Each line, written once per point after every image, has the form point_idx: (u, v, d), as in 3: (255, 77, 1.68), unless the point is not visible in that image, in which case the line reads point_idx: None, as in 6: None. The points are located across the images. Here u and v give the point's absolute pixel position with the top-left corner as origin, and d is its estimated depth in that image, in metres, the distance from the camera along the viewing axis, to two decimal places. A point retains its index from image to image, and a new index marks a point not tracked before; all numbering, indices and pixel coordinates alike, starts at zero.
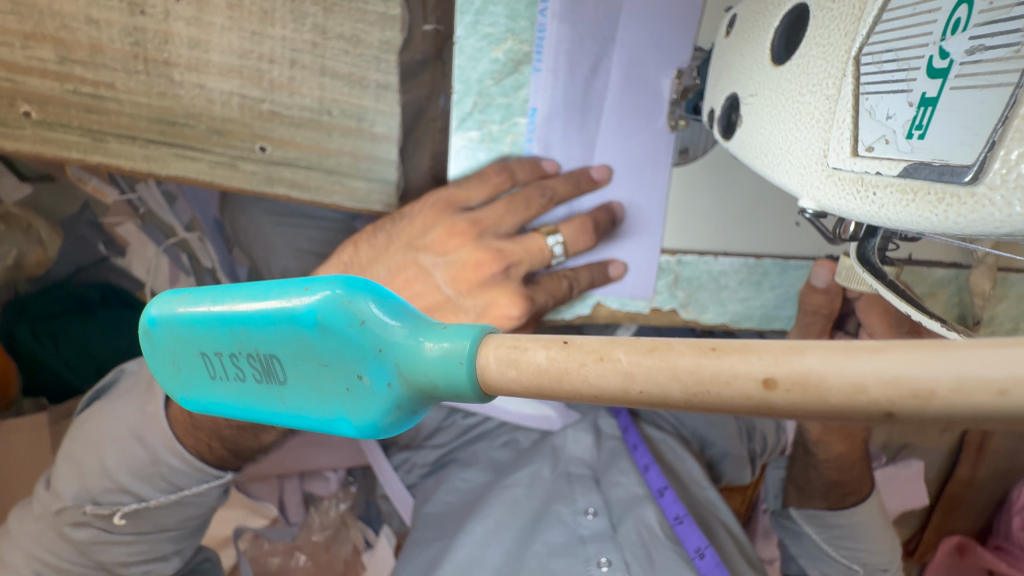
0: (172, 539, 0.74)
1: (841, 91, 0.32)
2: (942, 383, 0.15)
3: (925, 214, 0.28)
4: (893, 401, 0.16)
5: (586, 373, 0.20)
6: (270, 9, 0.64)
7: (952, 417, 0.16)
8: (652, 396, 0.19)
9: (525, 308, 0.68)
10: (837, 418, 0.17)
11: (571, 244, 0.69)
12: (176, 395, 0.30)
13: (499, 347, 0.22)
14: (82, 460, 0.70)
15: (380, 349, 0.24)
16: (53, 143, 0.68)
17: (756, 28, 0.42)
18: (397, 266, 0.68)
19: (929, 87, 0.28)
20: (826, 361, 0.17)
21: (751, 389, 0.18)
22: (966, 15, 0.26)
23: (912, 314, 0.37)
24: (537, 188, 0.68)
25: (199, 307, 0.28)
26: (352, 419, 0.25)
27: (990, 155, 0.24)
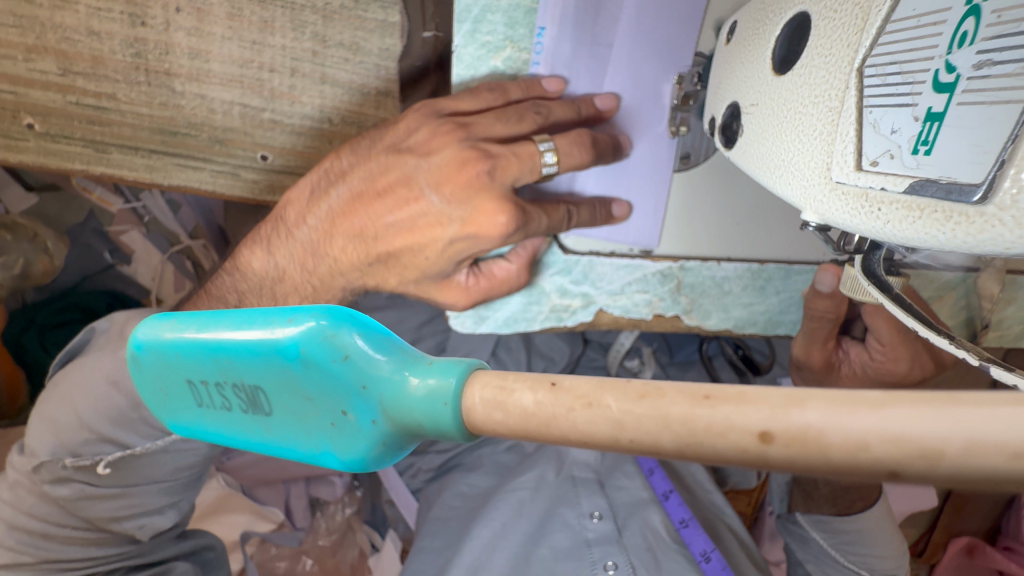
0: (166, 492, 0.71)
1: (845, 104, 0.31)
2: (952, 444, 0.15)
3: (932, 232, 0.27)
4: (898, 460, 0.16)
5: (575, 419, 0.19)
6: (270, 18, 0.64)
7: (963, 480, 0.15)
8: (643, 444, 0.18)
9: (516, 218, 0.60)
10: (837, 474, 0.17)
11: (565, 156, 0.59)
12: (165, 421, 0.30)
13: (485, 388, 0.21)
14: (57, 416, 0.65)
15: (364, 386, 0.24)
16: (57, 154, 0.70)
17: (757, 34, 0.41)
18: (380, 173, 0.63)
19: (936, 102, 0.27)
20: (827, 417, 0.16)
21: (747, 443, 0.17)
22: (973, 28, 0.25)
23: (918, 328, 0.35)
24: (532, 105, 0.61)
25: (185, 334, 0.27)
26: (338, 453, 0.25)
27: (999, 175, 0.24)
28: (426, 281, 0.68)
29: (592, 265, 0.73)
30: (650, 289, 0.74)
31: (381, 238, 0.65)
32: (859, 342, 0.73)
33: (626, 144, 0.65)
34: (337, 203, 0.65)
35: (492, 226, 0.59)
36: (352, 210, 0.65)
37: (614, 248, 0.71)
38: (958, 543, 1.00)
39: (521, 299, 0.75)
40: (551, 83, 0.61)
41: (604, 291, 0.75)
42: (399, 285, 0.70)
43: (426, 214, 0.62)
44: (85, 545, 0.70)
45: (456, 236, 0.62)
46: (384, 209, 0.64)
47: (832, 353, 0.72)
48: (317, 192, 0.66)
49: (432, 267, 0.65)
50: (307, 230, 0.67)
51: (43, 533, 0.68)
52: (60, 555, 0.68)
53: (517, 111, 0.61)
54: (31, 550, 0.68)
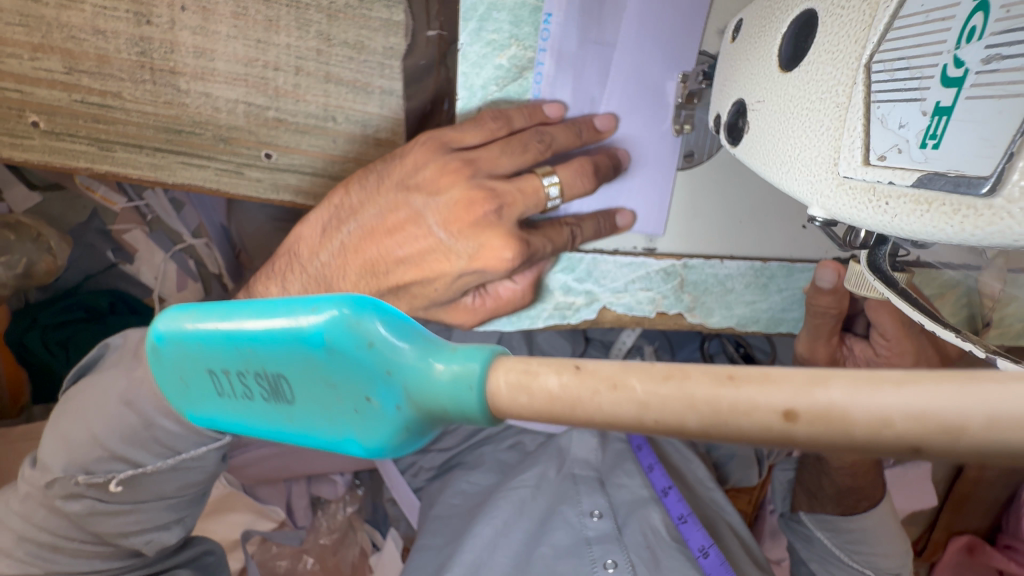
0: (171, 508, 0.71)
1: (852, 99, 0.32)
2: (974, 420, 0.15)
3: (940, 224, 0.28)
4: (922, 436, 0.16)
5: (599, 402, 0.19)
6: (275, 17, 0.64)
7: (982, 454, 0.16)
8: (668, 424, 0.19)
9: (521, 252, 0.62)
10: (859, 452, 0.17)
11: (568, 188, 0.62)
12: (184, 411, 0.30)
13: (510, 372, 0.21)
14: (71, 433, 0.65)
15: (388, 372, 0.24)
16: (61, 152, 0.71)
17: (763, 32, 0.42)
18: (387, 207, 0.63)
19: (944, 96, 0.27)
20: (850, 394, 0.16)
21: (772, 421, 0.17)
22: (982, 23, 0.26)
23: (924, 321, 0.36)
24: (535, 133, 0.62)
25: (207, 325, 0.28)
26: (361, 440, 0.26)
27: (1008, 167, 0.24)
28: (435, 307, 0.70)
29: (596, 263, 0.73)
30: (654, 287, 0.75)
31: (392, 274, 0.66)
32: (863, 338, 0.73)
33: (625, 160, 0.66)
34: (348, 238, 0.65)
35: (499, 261, 0.62)
36: (361, 246, 0.65)
37: (617, 246, 0.72)
38: (957, 542, 1.01)
39: None
40: (552, 109, 0.63)
41: (607, 289, 0.75)
42: (410, 310, 0.71)
43: (434, 249, 0.63)
44: (91, 557, 0.70)
45: (465, 269, 0.64)
46: (394, 243, 0.64)
47: (835, 349, 0.72)
48: (328, 229, 0.66)
49: (441, 297, 0.68)
50: (320, 265, 0.67)
51: (51, 546, 0.68)
52: (65, 567, 0.69)
53: (521, 140, 0.62)
54: (37, 562, 0.68)
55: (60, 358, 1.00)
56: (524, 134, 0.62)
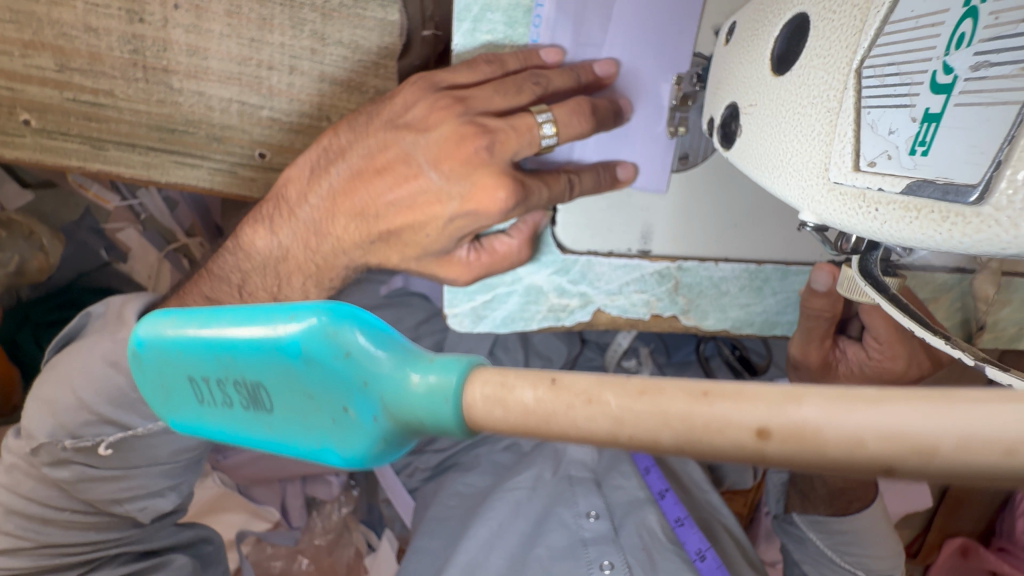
0: (167, 474, 0.71)
1: (843, 104, 0.31)
2: (945, 440, 0.15)
3: (929, 232, 0.28)
4: (893, 456, 0.16)
5: (575, 417, 0.19)
6: (269, 16, 0.64)
7: (957, 475, 0.16)
8: (642, 441, 0.18)
9: (516, 193, 0.59)
10: (834, 470, 0.17)
11: (563, 126, 0.58)
12: (165, 417, 0.30)
13: (486, 385, 0.21)
14: (55, 397, 0.65)
15: (366, 383, 0.24)
16: (52, 150, 0.71)
17: (757, 36, 0.41)
18: (377, 149, 0.62)
19: (933, 103, 0.27)
20: (823, 413, 0.16)
21: (745, 440, 0.17)
22: (971, 30, 0.26)
23: (914, 329, 0.35)
24: (530, 76, 0.60)
25: (186, 331, 0.27)
26: (339, 451, 0.25)
27: (996, 175, 0.24)
28: (428, 257, 0.66)
29: (591, 265, 0.73)
30: (649, 290, 0.74)
31: (382, 216, 0.64)
32: (856, 341, 0.73)
33: (626, 109, 0.63)
34: (337, 181, 0.64)
35: (492, 202, 0.59)
36: (352, 188, 0.64)
37: (611, 248, 0.71)
38: (951, 544, 1.01)
39: (519, 297, 0.75)
40: (549, 54, 0.61)
41: (602, 290, 0.75)
42: (401, 263, 0.68)
43: (425, 191, 0.61)
44: (85, 529, 0.69)
45: (456, 213, 0.61)
46: (384, 186, 0.62)
47: (828, 352, 0.72)
48: (317, 170, 0.65)
49: (433, 246, 0.64)
50: (309, 209, 0.66)
51: (42, 518, 0.67)
52: (59, 540, 0.68)
53: (516, 82, 0.60)
54: (29, 535, 0.67)
55: None
56: (518, 77, 0.60)
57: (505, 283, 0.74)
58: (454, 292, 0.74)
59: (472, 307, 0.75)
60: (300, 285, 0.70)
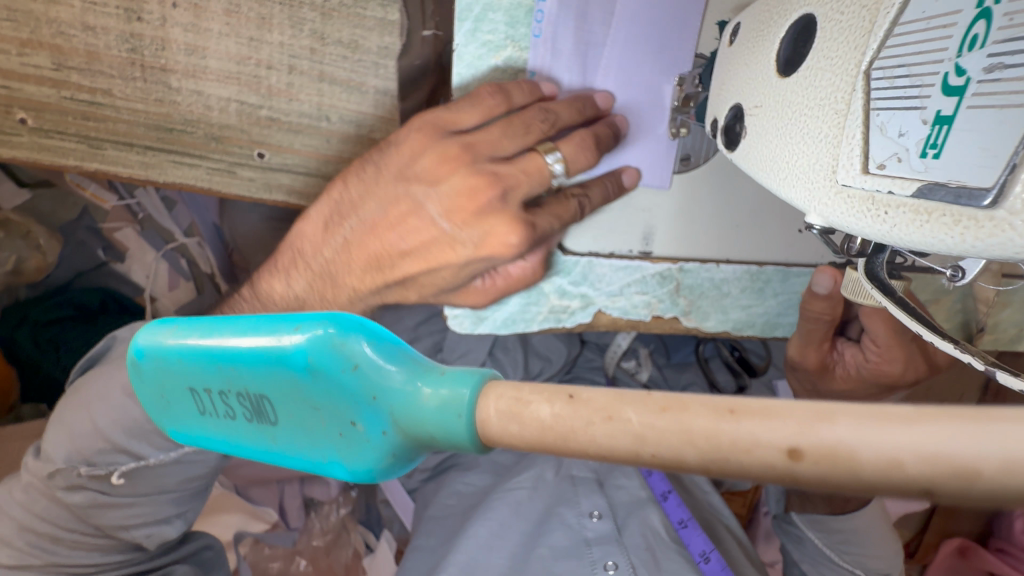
0: (173, 502, 0.70)
1: (851, 107, 0.31)
2: (987, 463, 0.15)
3: (941, 236, 0.27)
4: (932, 479, 0.15)
5: (593, 434, 0.19)
6: (267, 15, 0.64)
7: (999, 499, 0.15)
8: (665, 459, 0.18)
9: (528, 236, 0.60)
10: (868, 494, 0.16)
11: (572, 163, 0.59)
12: (165, 428, 0.29)
13: (500, 400, 0.21)
14: (72, 422, 0.64)
15: (374, 396, 0.24)
16: (49, 150, 0.70)
17: (761, 38, 0.41)
18: (389, 202, 0.61)
19: (945, 105, 0.27)
20: (856, 433, 0.16)
21: (774, 459, 0.17)
22: (984, 31, 0.25)
23: (924, 334, 0.35)
24: (538, 112, 0.59)
25: (188, 341, 0.27)
26: (345, 464, 0.25)
27: (1010, 179, 0.24)
28: (444, 292, 0.68)
29: (592, 266, 0.72)
30: (650, 291, 0.74)
31: (397, 265, 0.64)
32: (854, 342, 0.73)
33: (623, 125, 0.63)
34: (351, 234, 0.64)
35: (504, 247, 0.59)
36: (367, 238, 0.63)
37: (613, 249, 0.71)
38: (948, 545, 1.01)
39: (519, 298, 0.75)
40: (548, 86, 0.61)
41: (603, 292, 0.74)
42: (419, 300, 0.69)
43: (437, 239, 0.61)
44: (90, 551, 0.69)
45: (471, 257, 0.61)
46: (396, 237, 0.62)
47: (826, 355, 0.72)
48: (330, 225, 0.65)
49: (449, 284, 0.66)
50: (322, 259, 0.66)
51: (50, 537, 0.67)
52: (66, 561, 0.68)
53: (523, 120, 0.59)
54: (38, 554, 0.66)
55: (49, 356, 0.98)
56: (527, 112, 0.59)
57: None
58: None
59: (472, 308, 0.75)
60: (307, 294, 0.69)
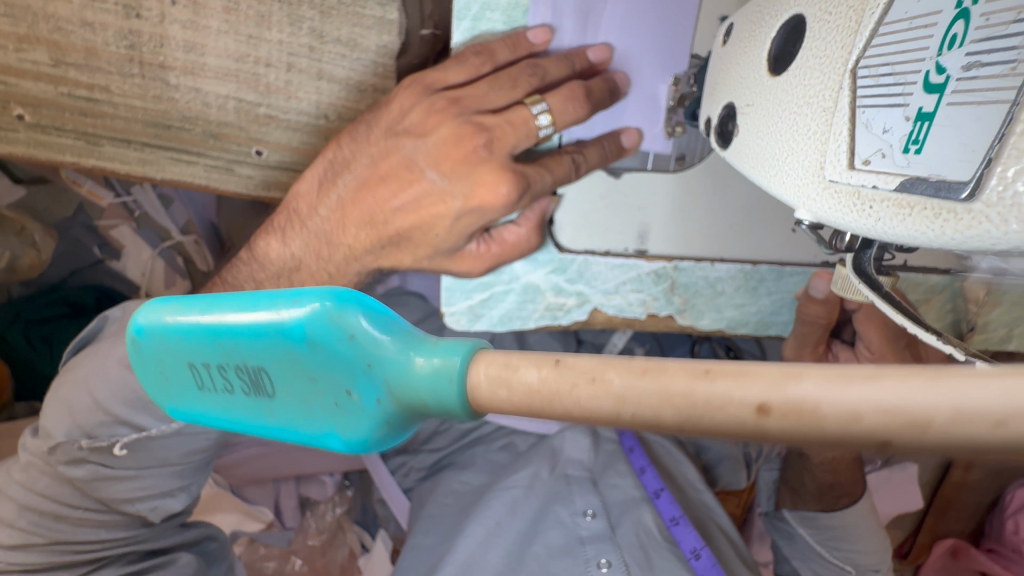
0: (177, 475, 0.70)
1: (839, 104, 0.32)
2: (941, 413, 0.15)
3: (922, 228, 0.28)
4: (891, 430, 0.16)
5: (577, 396, 0.19)
6: (267, 13, 0.66)
7: (950, 446, 0.16)
8: (644, 419, 0.19)
9: (518, 184, 0.59)
10: (831, 443, 0.17)
11: (560, 114, 0.59)
12: (166, 405, 0.30)
13: (490, 366, 0.21)
14: (71, 399, 0.64)
15: (369, 365, 0.24)
16: (46, 146, 0.72)
17: (753, 38, 0.42)
18: (380, 156, 0.62)
19: (927, 102, 0.28)
20: (822, 389, 0.16)
21: (745, 415, 0.17)
22: (963, 31, 0.26)
23: (907, 326, 0.36)
24: (527, 66, 0.60)
25: (188, 317, 0.27)
26: (342, 434, 0.25)
27: (987, 172, 0.25)
28: (440, 254, 0.66)
29: (588, 265, 0.73)
30: (645, 289, 0.75)
31: (389, 221, 0.63)
32: (849, 346, 0.75)
33: (621, 84, 0.63)
34: (346, 191, 0.64)
35: (494, 197, 0.59)
36: (358, 197, 0.64)
37: (608, 248, 0.72)
38: (941, 545, 1.02)
39: (516, 296, 0.75)
40: (536, 34, 0.61)
41: (599, 290, 0.75)
42: (413, 264, 0.68)
43: (428, 192, 0.61)
44: (96, 527, 0.69)
45: (461, 210, 0.61)
46: (388, 192, 0.62)
47: (821, 355, 0.73)
48: (325, 183, 0.65)
49: (443, 244, 0.64)
50: (320, 219, 0.66)
51: (56, 515, 0.66)
52: (71, 537, 0.67)
53: (511, 74, 0.60)
54: (43, 532, 0.65)
55: (44, 355, 0.99)
56: (512, 69, 0.60)
57: (503, 282, 0.74)
58: (451, 291, 0.74)
59: (469, 306, 0.76)
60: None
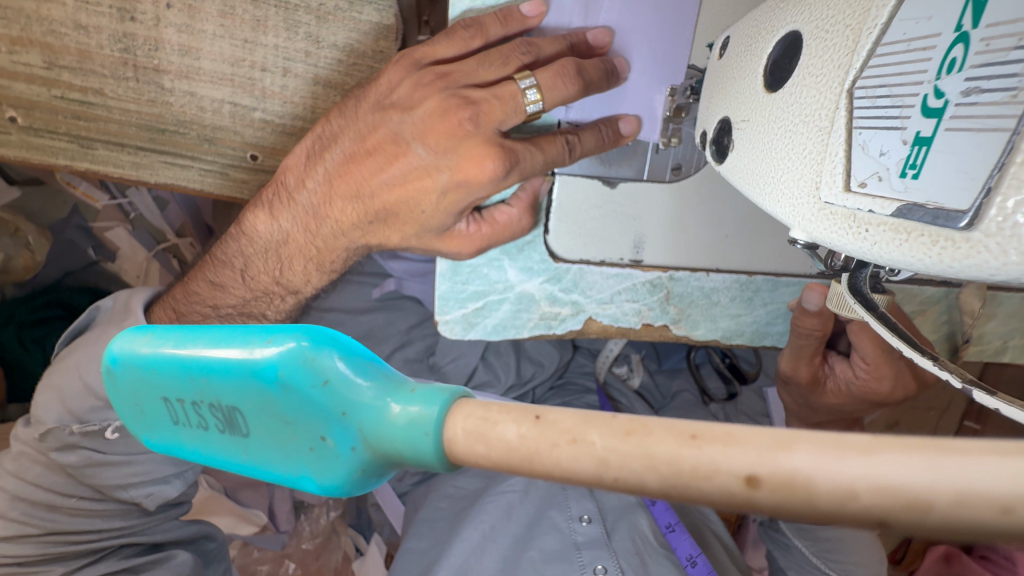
0: (172, 461, 0.68)
1: (835, 124, 0.31)
2: (941, 497, 0.14)
3: (920, 255, 0.28)
4: (888, 511, 0.15)
5: (558, 456, 0.18)
6: (263, 17, 0.66)
7: (954, 532, 0.15)
8: (629, 482, 0.17)
9: (505, 160, 0.57)
10: (822, 522, 0.16)
11: (549, 91, 0.56)
12: (139, 435, 0.29)
13: (468, 419, 0.20)
14: (63, 384, 0.63)
15: (343, 413, 0.23)
16: (40, 149, 0.72)
17: (749, 52, 0.42)
18: (367, 130, 0.61)
19: (924, 126, 0.27)
20: (815, 462, 0.15)
21: (733, 486, 0.16)
22: (962, 55, 0.26)
23: (903, 348, 0.35)
24: (522, 44, 0.58)
25: (161, 350, 0.26)
26: (317, 479, 0.24)
27: (986, 202, 0.24)
28: (428, 234, 0.65)
29: (582, 274, 0.73)
30: (640, 299, 0.74)
31: (376, 195, 0.62)
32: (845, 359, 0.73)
33: (622, 68, 0.61)
34: (333, 164, 0.63)
35: (481, 173, 0.57)
36: (346, 169, 0.62)
37: (604, 257, 0.71)
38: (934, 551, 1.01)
39: (510, 305, 0.75)
40: (530, 7, 0.59)
41: (593, 300, 0.74)
42: (401, 242, 0.67)
43: (415, 166, 0.60)
44: (92, 516, 0.67)
45: (448, 184, 0.59)
46: (376, 165, 0.61)
47: (818, 368, 0.72)
48: (313, 155, 0.64)
49: (430, 221, 0.63)
50: (308, 193, 0.64)
51: (48, 504, 0.64)
52: (66, 527, 0.65)
53: (503, 53, 0.58)
54: (35, 522, 0.63)
55: (37, 358, 0.99)
56: (505, 46, 0.58)
57: (497, 290, 0.74)
58: (445, 299, 0.74)
59: (463, 314, 0.75)
60: (302, 269, 0.69)
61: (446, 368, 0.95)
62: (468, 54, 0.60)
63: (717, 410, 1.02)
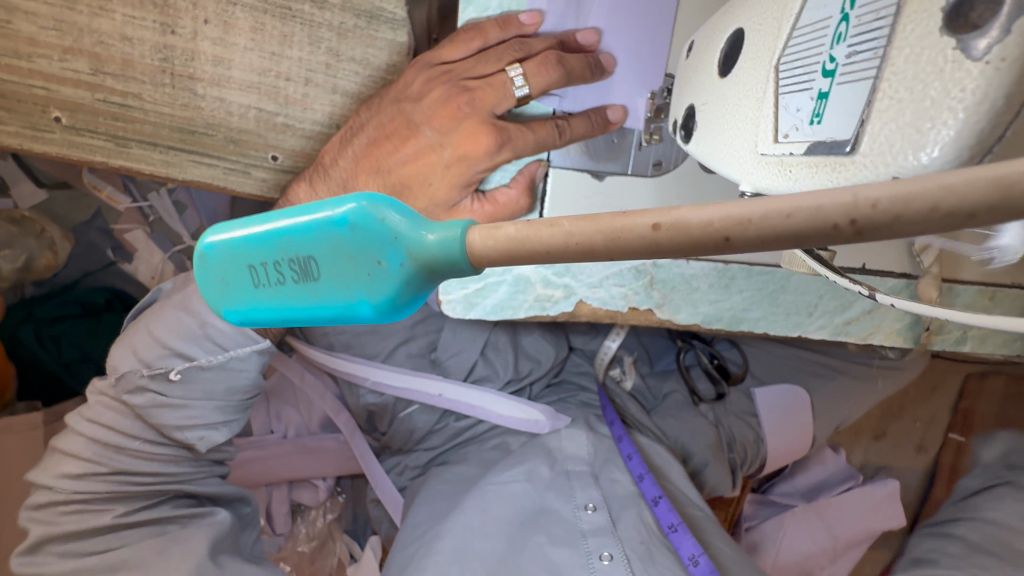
0: (220, 409, 0.75)
1: (766, 93, 0.39)
2: (755, 214, 0.22)
3: (825, 182, 0.35)
4: (729, 229, 0.23)
5: (541, 236, 0.27)
6: (289, 33, 0.75)
7: (767, 240, 0.22)
8: (584, 246, 0.26)
9: (497, 137, 0.67)
10: (695, 254, 0.24)
11: (533, 78, 0.66)
12: (226, 311, 0.36)
13: (481, 228, 0.29)
14: (134, 337, 0.71)
15: (395, 237, 0.30)
16: (78, 146, 0.79)
17: (706, 47, 0.51)
18: (387, 119, 0.71)
19: (824, 84, 0.35)
20: (693, 210, 0.23)
21: (644, 232, 0.24)
22: (845, 30, 0.34)
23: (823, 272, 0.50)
24: (515, 44, 0.68)
25: (248, 228, 0.34)
26: (371, 300, 0.31)
27: (861, 131, 0.32)
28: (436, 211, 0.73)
29: None
30: (626, 283, 0.81)
31: (393, 170, 0.72)
32: None
33: (607, 64, 0.70)
34: (361, 147, 0.72)
35: (477, 147, 0.67)
36: (369, 152, 0.71)
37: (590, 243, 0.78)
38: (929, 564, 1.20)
39: (507, 287, 0.81)
40: (528, 17, 0.68)
41: (583, 283, 0.81)
42: None
43: (424, 146, 0.71)
44: (150, 460, 0.73)
45: (451, 158, 0.69)
46: (389, 149, 0.71)
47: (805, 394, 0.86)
48: (345, 140, 0.73)
49: (438, 195, 0.72)
50: (341, 170, 0.72)
51: (115, 446, 0.72)
52: (128, 468, 0.72)
53: (498, 52, 0.68)
54: (105, 461, 0.71)
55: (50, 353, 1.03)
56: (502, 47, 0.68)
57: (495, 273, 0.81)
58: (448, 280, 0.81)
59: (464, 295, 0.82)
60: None
61: (448, 363, 1.06)
62: (470, 56, 0.70)
63: (707, 410, 1.11)
